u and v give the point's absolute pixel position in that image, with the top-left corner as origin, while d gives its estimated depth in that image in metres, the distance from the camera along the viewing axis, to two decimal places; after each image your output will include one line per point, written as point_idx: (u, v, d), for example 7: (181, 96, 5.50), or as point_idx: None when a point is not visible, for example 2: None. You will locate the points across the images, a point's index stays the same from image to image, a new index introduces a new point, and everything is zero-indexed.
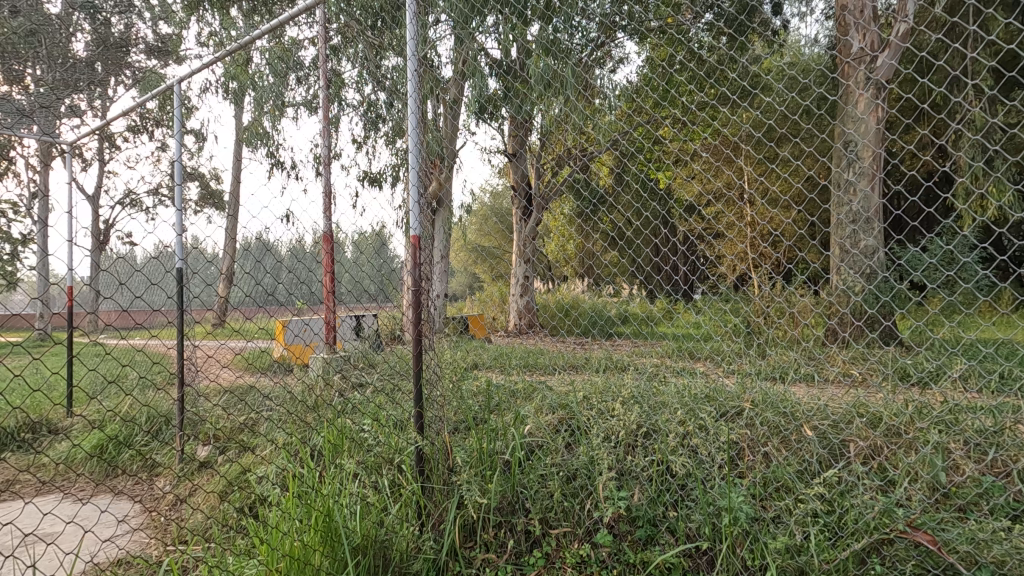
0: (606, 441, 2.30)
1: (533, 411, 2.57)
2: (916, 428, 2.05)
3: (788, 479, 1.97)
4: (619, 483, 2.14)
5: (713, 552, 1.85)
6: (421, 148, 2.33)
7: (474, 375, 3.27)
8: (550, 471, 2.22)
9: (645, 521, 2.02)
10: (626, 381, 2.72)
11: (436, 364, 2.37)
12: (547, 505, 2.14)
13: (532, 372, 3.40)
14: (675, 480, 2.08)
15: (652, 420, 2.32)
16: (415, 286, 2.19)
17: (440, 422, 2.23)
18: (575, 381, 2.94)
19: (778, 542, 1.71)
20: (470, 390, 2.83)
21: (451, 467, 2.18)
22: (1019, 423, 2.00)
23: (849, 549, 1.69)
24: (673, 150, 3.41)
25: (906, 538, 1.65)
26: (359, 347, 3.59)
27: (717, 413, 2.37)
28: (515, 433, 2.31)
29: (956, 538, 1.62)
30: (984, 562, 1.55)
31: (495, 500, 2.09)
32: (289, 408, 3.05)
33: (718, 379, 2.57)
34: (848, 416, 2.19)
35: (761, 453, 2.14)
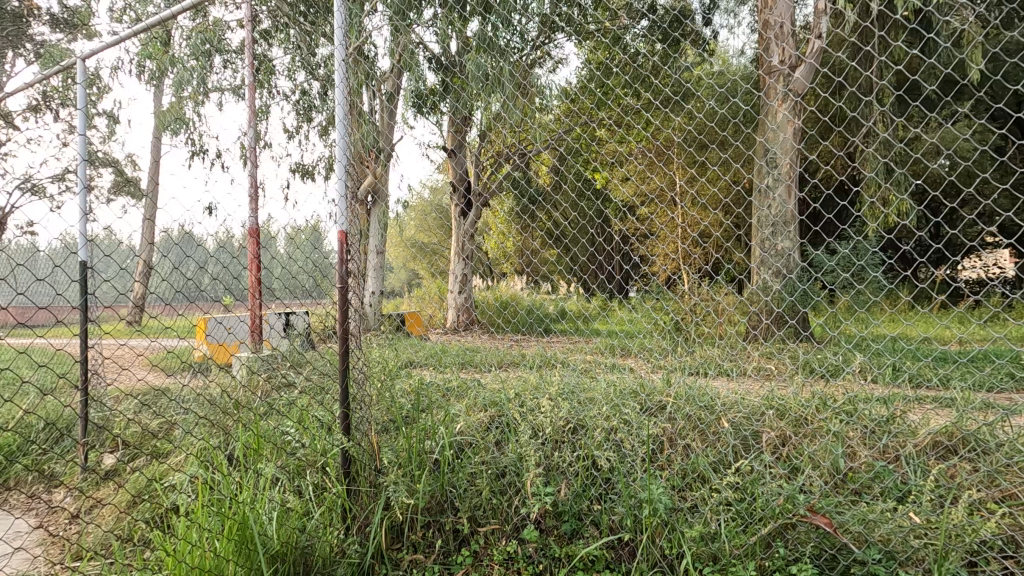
0: (533, 439, 2.32)
1: (463, 409, 2.55)
2: (819, 419, 2.20)
3: (704, 470, 2.06)
4: (546, 478, 2.16)
5: (634, 543, 1.91)
6: (351, 141, 2.29)
7: (406, 373, 3.18)
8: (479, 469, 2.22)
9: (570, 516, 2.07)
10: (557, 377, 2.76)
11: (363, 364, 2.33)
12: (476, 503, 2.14)
13: (466, 370, 3.36)
14: (600, 475, 2.13)
15: (580, 416, 2.36)
16: (345, 282, 2.16)
17: (368, 422, 2.18)
18: (508, 379, 2.94)
19: (693, 531, 1.78)
20: (401, 389, 2.75)
21: (378, 467, 2.14)
22: (907, 411, 2.17)
23: (756, 534, 1.78)
24: (611, 150, 3.49)
25: (806, 522, 1.75)
26: (286, 347, 3.45)
27: (641, 408, 2.45)
28: (445, 431, 2.28)
29: (849, 519, 1.74)
30: (873, 542, 1.67)
31: (423, 502, 2.07)
32: (207, 411, 2.89)
33: (645, 375, 2.65)
34: (759, 408, 2.32)
35: (681, 446, 2.23)
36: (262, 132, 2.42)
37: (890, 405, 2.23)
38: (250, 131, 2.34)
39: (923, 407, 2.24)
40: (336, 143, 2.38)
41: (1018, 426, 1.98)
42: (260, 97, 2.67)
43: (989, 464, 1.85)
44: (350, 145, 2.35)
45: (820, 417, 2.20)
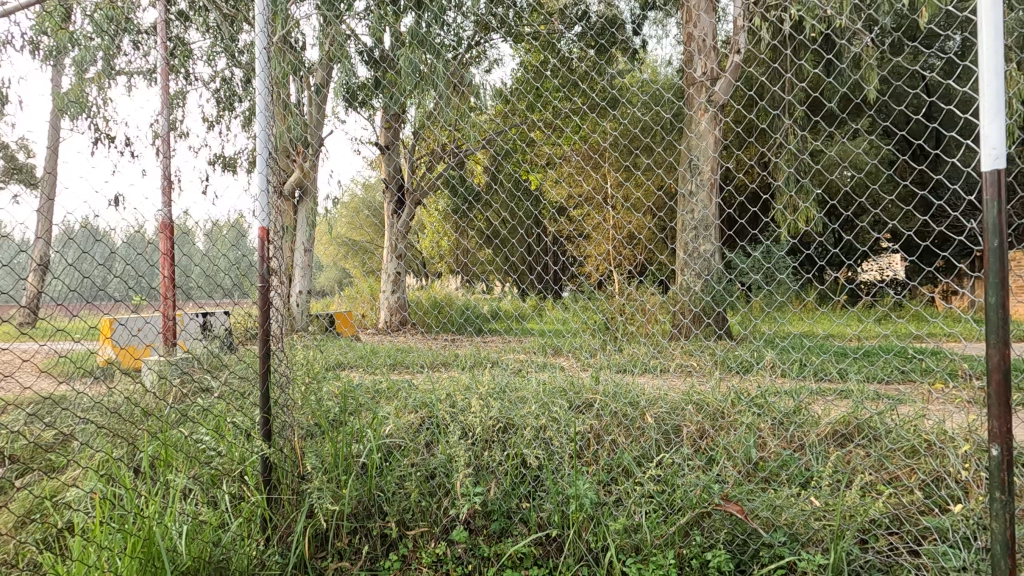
0: (463, 439, 2.31)
1: (392, 411, 2.50)
2: (733, 412, 2.33)
3: (628, 464, 2.13)
4: (475, 478, 2.16)
5: (561, 539, 1.94)
6: (273, 133, 2.19)
7: (334, 374, 3.08)
8: (408, 471, 2.19)
9: (500, 515, 2.07)
10: (489, 377, 2.77)
11: (286, 366, 2.24)
12: (405, 507, 2.11)
13: (398, 371, 3.30)
14: (528, 472, 2.15)
15: (509, 415, 2.38)
16: (265, 282, 2.08)
17: (291, 427, 2.14)
18: (440, 380, 2.92)
19: (617, 524, 1.83)
20: (328, 392, 2.66)
21: (301, 473, 2.11)
22: (810, 403, 2.35)
23: (675, 524, 1.85)
24: (544, 152, 3.53)
25: (721, 510, 1.85)
26: (202, 350, 3.26)
27: (569, 406, 2.50)
28: (372, 435, 2.22)
29: (758, 505, 1.86)
30: (779, 525, 1.78)
31: (348, 508, 2.02)
32: (112, 421, 2.67)
33: (575, 373, 2.70)
34: (679, 403, 2.43)
35: (607, 441, 2.30)
36: (177, 121, 2.28)
37: (795, 398, 2.40)
38: (163, 118, 2.19)
39: (823, 399, 2.43)
40: (257, 134, 2.28)
41: (903, 413, 2.19)
42: (175, 83, 2.50)
43: (878, 449, 2.03)
44: (273, 138, 2.26)
45: (735, 411, 2.34)
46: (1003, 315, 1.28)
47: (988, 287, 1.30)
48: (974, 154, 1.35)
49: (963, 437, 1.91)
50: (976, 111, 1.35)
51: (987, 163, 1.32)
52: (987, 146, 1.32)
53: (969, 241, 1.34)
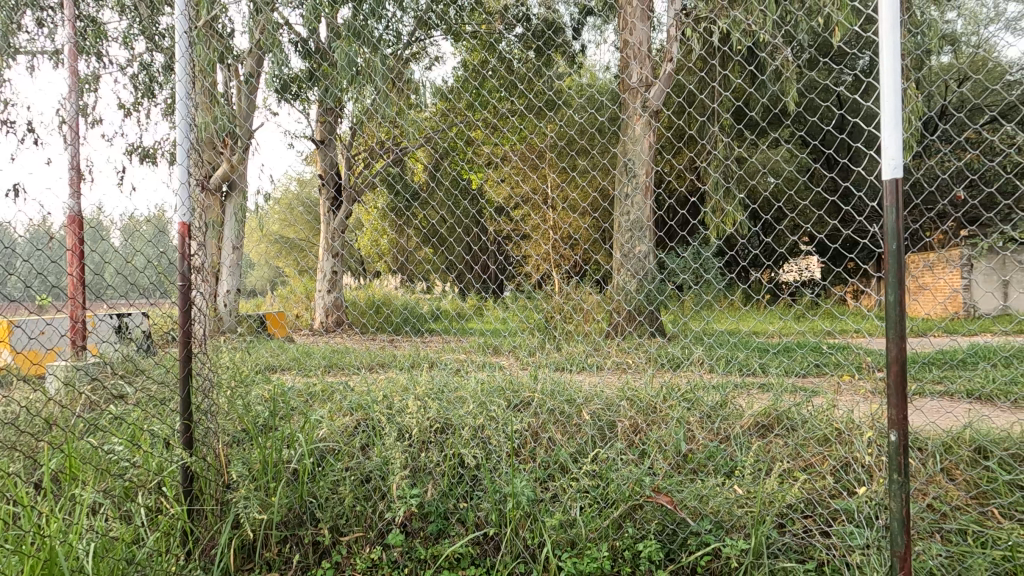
0: (400, 440, 2.28)
1: (326, 414, 2.43)
2: (665, 407, 2.42)
3: (564, 460, 2.17)
4: (412, 480, 2.13)
5: (498, 537, 1.94)
6: (194, 123, 2.07)
7: (266, 377, 2.95)
8: (342, 476, 2.13)
9: (436, 516, 2.05)
10: (428, 377, 2.75)
11: (211, 370, 2.13)
12: (339, 512, 2.05)
13: (334, 372, 3.21)
14: (466, 472, 2.15)
15: (447, 415, 2.36)
16: (185, 280, 1.96)
17: (216, 434, 2.04)
18: (378, 381, 2.87)
19: (552, 520, 1.86)
20: (258, 396, 2.55)
21: (226, 482, 2.01)
22: (734, 396, 2.47)
23: (609, 517, 1.90)
24: (484, 152, 3.54)
25: (652, 502, 1.92)
26: (118, 353, 3.04)
27: (507, 404, 2.52)
28: (304, 439, 2.14)
29: (686, 495, 1.94)
30: (705, 514, 1.87)
31: (277, 516, 1.93)
32: (11, 433, 2.44)
33: (515, 372, 2.72)
34: (615, 400, 2.50)
35: (544, 439, 2.32)
36: (86, 106, 2.11)
37: (722, 392, 2.52)
38: (70, 103, 2.03)
39: (747, 393, 2.57)
40: (178, 124, 2.14)
41: (817, 405, 2.34)
42: (86, 66, 2.32)
43: (794, 438, 2.17)
44: (195, 128, 2.13)
45: (666, 406, 2.43)
46: (901, 312, 1.40)
47: (889, 286, 1.41)
48: (877, 164, 1.46)
49: (868, 425, 2.07)
50: (878, 124, 1.47)
51: (887, 172, 1.44)
52: (887, 157, 1.44)
53: (872, 244, 1.46)
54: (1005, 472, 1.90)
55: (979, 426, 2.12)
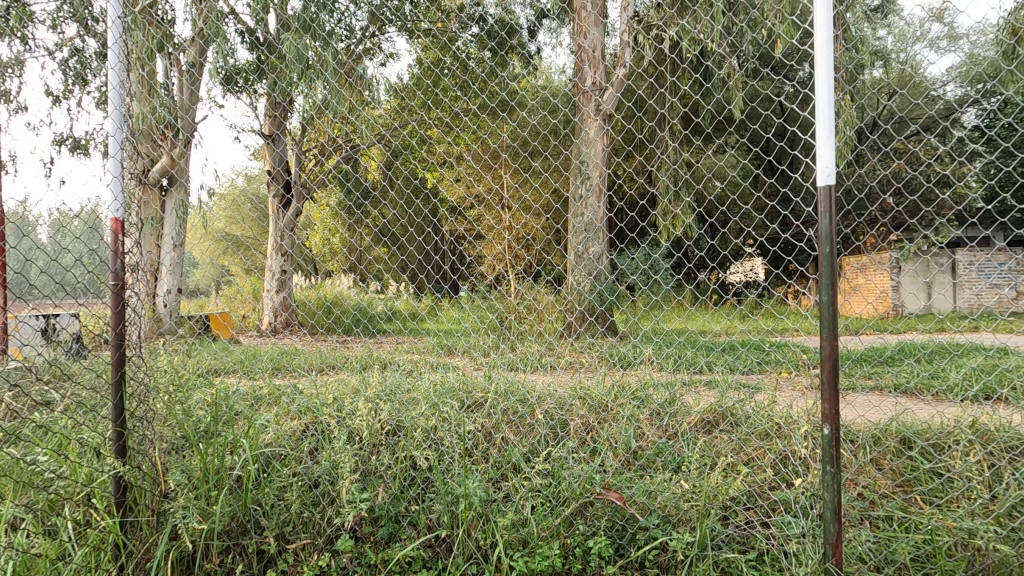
0: (350, 443, 2.23)
1: (272, 419, 2.35)
2: (616, 406, 2.46)
3: (516, 460, 2.18)
4: (362, 484, 2.09)
5: (450, 539, 1.92)
6: (128, 115, 1.96)
7: (209, 381, 2.83)
8: (288, 482, 2.06)
9: (387, 520, 2.01)
10: (380, 378, 2.70)
11: (147, 374, 2.02)
12: (285, 519, 1.98)
13: (282, 375, 3.11)
14: (417, 475, 2.12)
15: (400, 417, 2.32)
16: (117, 280, 1.85)
17: (152, 442, 1.94)
18: (329, 383, 2.80)
19: (504, 519, 1.86)
20: (199, 400, 2.44)
21: (164, 491, 1.91)
22: (682, 394, 2.54)
23: (561, 515, 1.91)
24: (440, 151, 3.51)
25: (602, 499, 1.96)
26: (45, 356, 2.85)
27: (461, 405, 2.50)
28: (248, 445, 2.06)
29: (636, 492, 1.98)
30: (653, 509, 1.91)
31: (219, 526, 1.86)
32: None
33: (469, 373, 2.72)
34: (569, 399, 2.52)
35: (497, 439, 2.33)
36: (8, 92, 1.96)
37: (670, 390, 2.59)
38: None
39: (694, 390, 2.64)
40: (111, 115, 2.03)
41: (758, 401, 2.44)
42: (8, 50, 2.17)
43: (738, 433, 2.25)
44: (130, 119, 2.02)
45: (616, 404, 2.47)
46: (834, 311, 1.48)
47: (823, 288, 1.49)
48: (812, 171, 1.54)
49: (804, 419, 2.17)
50: (814, 134, 1.54)
51: (820, 180, 1.52)
52: (821, 165, 1.52)
53: (807, 248, 1.53)
54: (926, 460, 2.03)
55: (904, 418, 2.26)
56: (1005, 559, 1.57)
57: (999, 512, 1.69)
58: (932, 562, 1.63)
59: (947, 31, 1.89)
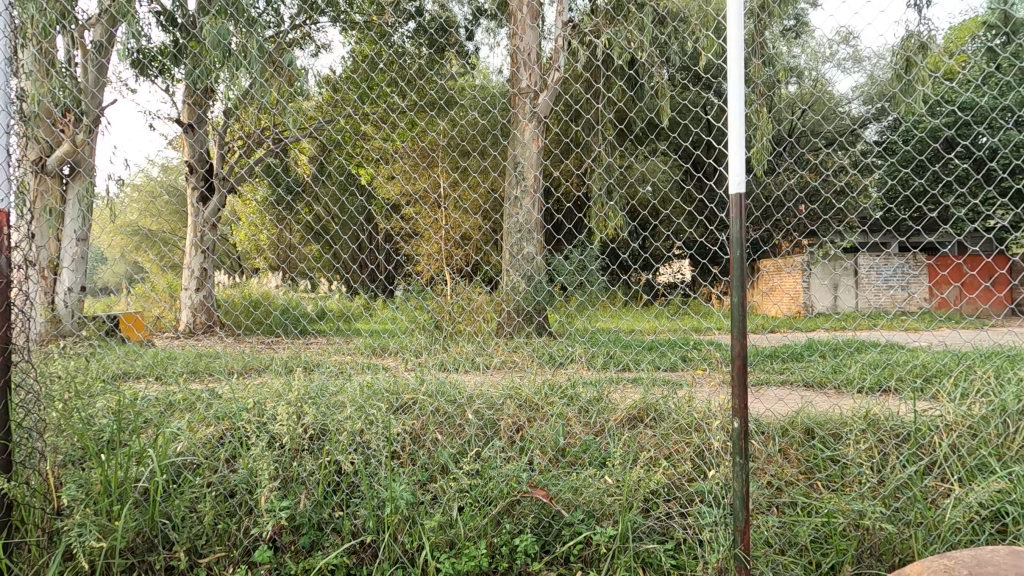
0: (269, 450, 2.12)
1: (184, 426, 2.20)
2: (545, 405, 2.49)
3: (444, 461, 2.16)
4: (283, 492, 2.00)
5: (375, 544, 1.89)
6: (16, 93, 1.79)
7: (115, 387, 2.62)
8: (201, 492, 1.94)
9: (309, 528, 1.94)
10: (305, 381, 2.60)
11: (36, 380, 1.85)
12: (197, 532, 1.88)
13: (199, 379, 2.93)
14: (342, 480, 2.05)
15: (326, 420, 2.25)
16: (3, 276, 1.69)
17: (43, 455, 1.79)
18: (250, 387, 2.67)
19: (432, 521, 1.85)
20: (103, 408, 2.26)
21: (56, 509, 1.79)
22: (609, 392, 2.61)
23: (488, 515, 1.92)
24: (374, 147, 3.43)
25: (528, 497, 1.98)
26: None
27: (390, 407, 2.45)
28: (155, 455, 1.93)
29: (562, 489, 2.02)
30: (579, 505, 1.95)
31: (121, 543, 1.74)
32: None
33: (400, 375, 2.67)
34: (502, 398, 2.52)
35: (425, 440, 2.29)
36: None
37: (599, 387, 2.65)
38: None
39: (621, 387, 2.72)
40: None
41: (678, 396, 2.55)
42: None
43: (659, 429, 2.34)
44: (18, 101, 1.84)
45: (546, 402, 2.51)
46: (743, 311, 1.56)
47: (733, 289, 1.57)
48: (724, 178, 1.62)
49: (719, 414, 2.29)
50: (725, 144, 1.62)
51: (732, 187, 1.60)
52: (732, 174, 1.60)
53: (720, 251, 1.61)
54: (824, 449, 2.20)
55: (808, 410, 2.43)
56: (889, 537, 1.72)
57: (885, 494, 1.85)
58: (829, 543, 1.77)
59: (853, 52, 2.05)
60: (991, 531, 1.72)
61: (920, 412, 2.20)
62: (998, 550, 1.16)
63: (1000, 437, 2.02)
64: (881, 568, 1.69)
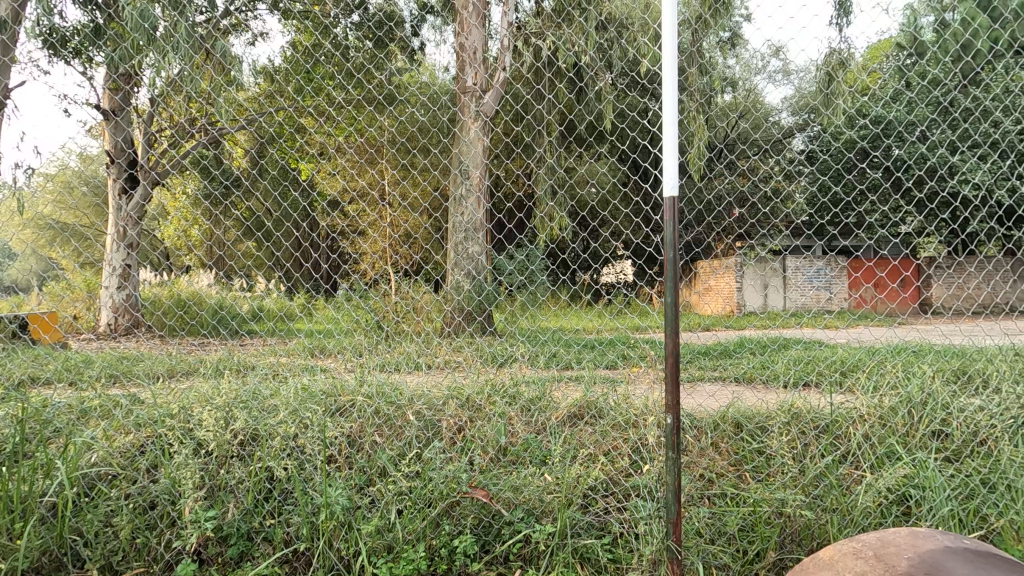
0: (194, 457, 2.01)
1: (99, 434, 2.05)
2: (487, 404, 2.48)
3: (382, 464, 2.11)
4: (209, 502, 1.90)
5: (309, 552, 1.82)
6: None
7: (20, 393, 2.41)
8: (118, 504, 1.82)
9: (238, 538, 1.86)
10: (237, 384, 2.48)
11: None
12: (112, 548, 1.76)
13: (119, 383, 2.74)
14: (275, 487, 1.97)
15: (258, 425, 2.15)
16: None
17: None
18: (176, 391, 2.52)
19: (368, 526, 1.80)
20: (4, 417, 2.06)
21: None
22: (551, 390, 2.63)
23: (427, 517, 1.89)
24: (314, 142, 3.33)
25: (468, 497, 1.97)
26: None
27: (327, 410, 2.38)
28: (65, 467, 1.79)
29: (502, 488, 2.02)
30: (518, 504, 1.96)
31: (23, 563, 1.60)
32: None
33: (339, 376, 2.59)
34: (445, 399, 2.49)
35: (362, 444, 2.23)
36: None
37: (541, 386, 2.67)
38: None
39: (562, 386, 2.76)
40: None
41: (616, 393, 2.61)
42: None
43: (598, 426, 2.39)
44: None
45: (489, 402, 2.50)
46: (676, 311, 1.62)
47: (667, 290, 1.63)
48: (659, 182, 1.66)
49: (655, 410, 2.36)
50: (661, 148, 1.67)
51: (667, 191, 1.65)
52: (668, 178, 1.65)
53: (655, 253, 1.66)
54: (752, 441, 2.30)
55: (738, 405, 2.54)
56: (808, 523, 1.82)
57: (804, 483, 1.97)
58: (754, 531, 1.86)
59: (783, 65, 2.16)
60: (897, 513, 1.86)
61: (837, 405, 2.35)
62: (900, 532, 1.23)
63: (905, 426, 2.19)
64: (801, 553, 1.78)
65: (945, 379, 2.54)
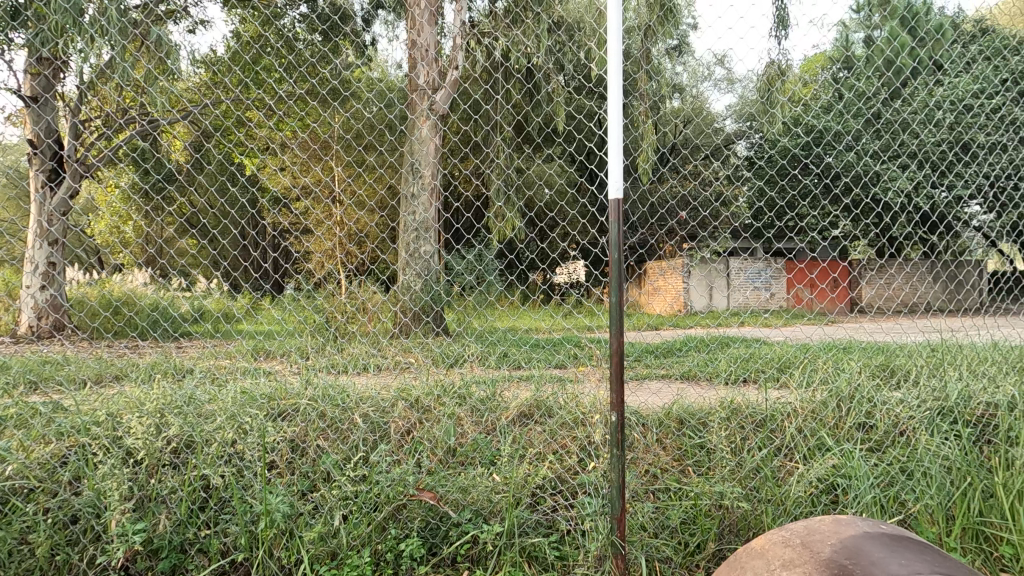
0: (122, 467, 1.89)
1: (14, 444, 1.91)
2: (436, 405, 2.46)
3: (327, 468, 2.05)
4: (139, 513, 1.80)
5: (248, 562, 1.76)
6: None
7: None
8: (36, 520, 1.70)
9: (170, 550, 1.77)
10: (170, 388, 2.35)
11: None
12: (29, 567, 1.64)
13: (38, 389, 2.56)
14: (211, 495, 1.89)
15: (192, 432, 2.05)
16: None
17: None
18: (103, 396, 2.37)
19: (310, 533, 1.75)
20: None
21: None
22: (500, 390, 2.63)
23: (373, 521, 1.86)
24: (258, 136, 3.20)
25: (415, 500, 1.94)
26: None
27: (268, 413, 2.29)
28: None
29: (450, 489, 2.01)
30: (466, 505, 1.95)
31: None
32: None
33: (282, 379, 2.50)
34: (392, 401, 2.44)
35: (306, 448, 2.15)
36: None
37: (490, 386, 2.66)
38: None
39: (512, 385, 2.76)
40: None
41: (565, 392, 2.63)
42: None
43: (547, 425, 2.41)
44: None
45: (437, 403, 2.48)
46: (620, 311, 1.64)
47: (612, 290, 1.65)
48: (604, 183, 1.68)
49: (603, 408, 2.39)
50: (605, 150, 1.69)
51: (612, 193, 1.67)
52: (612, 180, 1.67)
53: (600, 254, 1.67)
54: (694, 436, 2.37)
55: (682, 401, 2.61)
56: (744, 514, 1.90)
57: (742, 475, 2.05)
58: (695, 523, 1.92)
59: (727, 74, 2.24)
60: (825, 502, 1.97)
61: (773, 400, 2.45)
62: (825, 519, 1.30)
63: (834, 419, 2.32)
64: (738, 543, 1.86)
65: (869, 373, 2.70)
